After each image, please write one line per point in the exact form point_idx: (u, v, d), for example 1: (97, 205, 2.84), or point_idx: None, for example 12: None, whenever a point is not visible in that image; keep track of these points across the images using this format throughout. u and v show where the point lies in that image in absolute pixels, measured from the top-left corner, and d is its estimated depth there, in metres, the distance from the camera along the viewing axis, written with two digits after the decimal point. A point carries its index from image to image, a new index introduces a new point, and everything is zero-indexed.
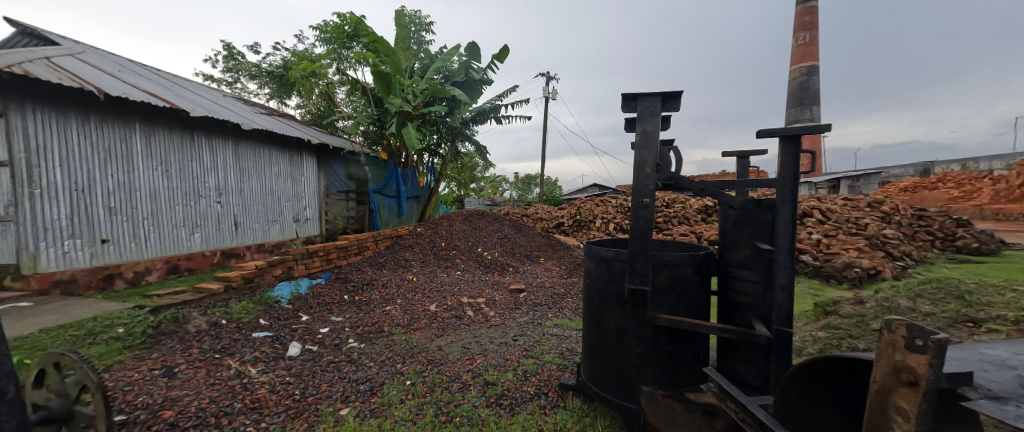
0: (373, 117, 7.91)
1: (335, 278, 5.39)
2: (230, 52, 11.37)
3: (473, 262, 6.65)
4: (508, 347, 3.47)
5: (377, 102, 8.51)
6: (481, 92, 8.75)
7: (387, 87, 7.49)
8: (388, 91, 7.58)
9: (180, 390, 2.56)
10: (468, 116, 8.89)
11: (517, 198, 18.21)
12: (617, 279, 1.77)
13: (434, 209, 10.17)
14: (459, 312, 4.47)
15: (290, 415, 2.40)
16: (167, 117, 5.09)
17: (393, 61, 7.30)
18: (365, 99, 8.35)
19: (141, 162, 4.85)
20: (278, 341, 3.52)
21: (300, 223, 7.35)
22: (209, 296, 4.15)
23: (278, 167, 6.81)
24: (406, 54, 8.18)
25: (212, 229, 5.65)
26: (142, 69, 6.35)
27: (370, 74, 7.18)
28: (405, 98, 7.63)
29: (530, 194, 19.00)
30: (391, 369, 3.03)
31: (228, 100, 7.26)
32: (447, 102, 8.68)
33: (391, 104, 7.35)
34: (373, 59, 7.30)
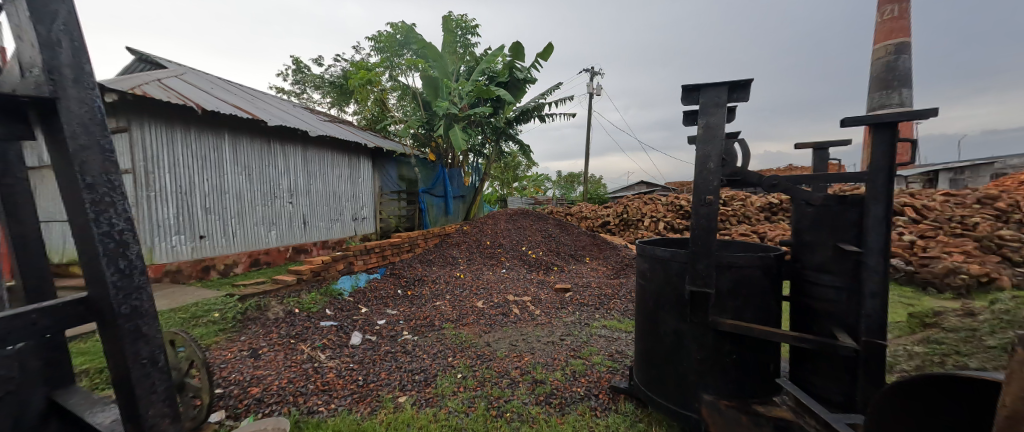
0: (422, 121, 8.29)
1: (390, 274, 5.74)
2: (297, 66, 12.47)
3: (517, 261, 6.71)
4: (555, 346, 3.46)
5: (426, 106, 8.91)
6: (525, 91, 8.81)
7: (435, 91, 7.81)
8: (436, 95, 7.89)
9: (264, 370, 2.89)
10: (512, 116, 9.02)
11: (561, 197, 17.92)
12: (675, 282, 1.69)
13: (479, 208, 10.44)
14: (505, 309, 4.54)
15: (355, 399, 2.60)
16: (248, 127, 5.74)
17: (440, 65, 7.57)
18: (415, 103, 8.76)
19: (229, 167, 5.52)
20: (341, 330, 3.82)
21: (358, 222, 7.91)
22: (283, 287, 4.61)
23: (339, 170, 7.38)
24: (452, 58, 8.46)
25: (286, 227, 6.29)
26: (228, 85, 7.20)
27: (420, 80, 7.50)
28: (451, 100, 7.91)
29: (575, 193, 18.68)
30: (442, 361, 3.16)
31: (297, 110, 8.01)
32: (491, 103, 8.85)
33: (439, 107, 7.67)
34: (422, 65, 7.64)
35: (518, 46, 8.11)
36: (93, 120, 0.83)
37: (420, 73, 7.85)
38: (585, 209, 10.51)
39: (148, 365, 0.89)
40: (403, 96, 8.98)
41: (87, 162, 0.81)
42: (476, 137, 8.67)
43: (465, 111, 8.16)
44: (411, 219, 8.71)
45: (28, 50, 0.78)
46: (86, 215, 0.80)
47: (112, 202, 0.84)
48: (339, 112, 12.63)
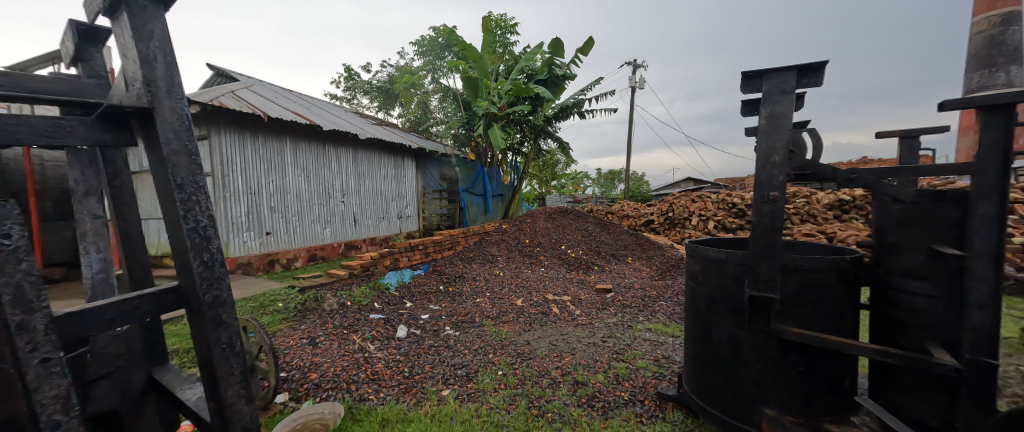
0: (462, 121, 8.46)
1: (433, 270, 5.92)
2: (348, 73, 13.24)
3: (556, 260, 6.64)
4: (596, 347, 3.37)
5: (466, 106, 9.08)
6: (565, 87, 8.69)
7: (474, 91, 7.94)
8: (475, 95, 8.02)
9: (321, 357, 3.11)
10: (551, 114, 8.94)
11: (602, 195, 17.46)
12: (731, 285, 1.57)
13: (518, 206, 10.47)
14: (545, 308, 4.50)
15: (402, 389, 2.72)
16: (305, 131, 6.18)
17: (480, 66, 7.67)
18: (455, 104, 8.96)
19: (290, 170, 6.00)
20: (388, 323, 4.01)
21: (403, 220, 8.26)
22: (337, 280, 4.94)
23: (386, 170, 7.74)
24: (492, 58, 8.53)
25: (339, 224, 6.73)
26: (289, 94, 7.81)
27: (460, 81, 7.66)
28: (490, 100, 8.01)
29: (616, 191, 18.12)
30: (483, 358, 3.21)
31: (348, 115, 8.51)
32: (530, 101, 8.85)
33: (478, 107, 7.79)
34: (462, 67, 7.79)
35: (557, 42, 8.01)
36: (183, 127, 0.93)
37: (461, 74, 8.00)
38: (627, 207, 10.11)
39: (228, 349, 0.98)
40: (445, 98, 9.22)
41: (176, 165, 0.90)
42: (515, 135, 8.70)
43: (504, 110, 8.22)
44: (452, 217, 8.95)
45: (131, 67, 0.88)
46: (178, 212, 0.90)
47: (196, 201, 0.93)
48: (386, 115, 13.25)
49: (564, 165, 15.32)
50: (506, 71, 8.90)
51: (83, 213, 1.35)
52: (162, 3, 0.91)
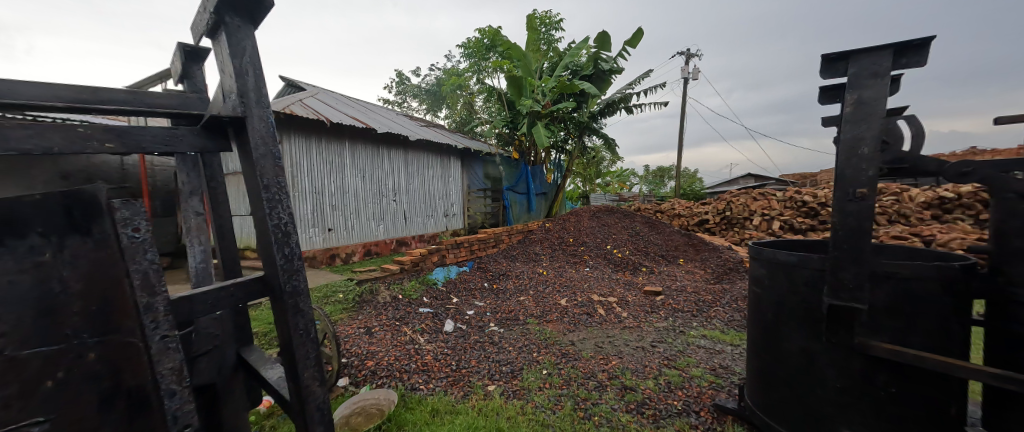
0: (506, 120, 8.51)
1: (477, 267, 6.05)
2: (400, 78, 13.91)
3: (601, 260, 6.46)
4: (644, 352, 3.23)
5: (511, 105, 9.14)
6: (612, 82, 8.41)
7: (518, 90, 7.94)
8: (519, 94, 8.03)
9: (377, 346, 3.31)
10: (596, 110, 8.73)
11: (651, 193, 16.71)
12: (805, 293, 1.42)
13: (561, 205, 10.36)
14: (590, 309, 4.41)
15: (450, 381, 2.81)
16: (361, 134, 6.59)
17: (524, 64, 7.66)
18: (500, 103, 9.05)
19: (348, 171, 6.44)
20: (436, 317, 4.17)
21: (450, 218, 8.51)
22: (389, 275, 5.21)
23: (434, 170, 8.04)
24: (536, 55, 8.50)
25: (391, 222, 7.12)
26: (348, 100, 8.39)
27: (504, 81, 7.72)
28: (534, 98, 8.02)
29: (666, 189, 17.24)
30: (528, 356, 3.22)
31: (400, 118, 8.95)
32: (574, 98, 8.72)
33: (522, 106, 7.81)
34: (506, 66, 7.84)
35: (604, 36, 7.77)
36: (268, 133, 1.02)
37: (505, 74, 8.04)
38: (678, 205, 9.54)
39: (304, 335, 1.06)
40: (489, 98, 9.36)
41: (263, 168, 1.00)
42: (559, 133, 8.61)
43: (548, 107, 8.17)
44: (496, 215, 9.19)
45: (228, 81, 0.99)
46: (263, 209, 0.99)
47: (278, 201, 1.02)
48: (434, 117, 13.75)
49: (610, 162, 14.87)
50: (551, 68, 8.81)
51: (188, 209, 1.55)
52: (251, 22, 1.01)
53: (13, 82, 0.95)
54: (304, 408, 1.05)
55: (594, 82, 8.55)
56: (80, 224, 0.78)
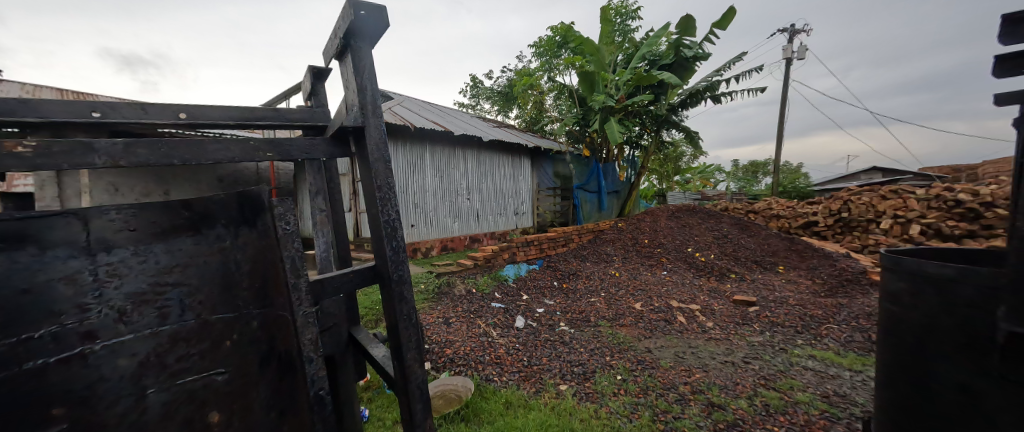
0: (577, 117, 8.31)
1: (547, 266, 6.06)
2: (473, 82, 14.51)
3: (680, 263, 5.97)
4: (734, 368, 2.90)
5: (582, 101, 8.93)
6: (695, 70, 7.74)
7: (590, 85, 7.65)
8: (591, 90, 7.73)
9: (454, 336, 3.52)
10: (676, 102, 8.14)
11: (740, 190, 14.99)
12: (968, 316, 1.14)
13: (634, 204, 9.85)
14: (668, 315, 4.11)
15: (522, 376, 2.87)
16: (440, 137, 6.98)
17: (597, 59, 7.41)
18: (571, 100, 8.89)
19: (428, 171, 6.86)
20: (507, 312, 4.28)
21: (519, 216, 8.64)
22: (464, 269, 5.48)
23: (505, 169, 8.23)
24: (609, 48, 8.14)
25: (464, 219, 7.45)
26: (428, 106, 9.00)
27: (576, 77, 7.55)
28: (607, 93, 7.74)
29: (759, 186, 15.31)
30: (600, 359, 3.13)
31: (474, 120, 9.34)
32: (651, 90, 8.22)
33: (594, 102, 7.57)
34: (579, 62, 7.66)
35: (688, 20, 7.15)
36: (382, 143, 1.10)
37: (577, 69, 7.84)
38: (775, 204, 8.32)
39: (409, 320, 1.16)
40: (560, 95, 9.26)
41: (377, 171, 1.09)
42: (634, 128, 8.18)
43: (622, 101, 7.80)
44: (565, 214, 9.17)
45: (350, 95, 1.08)
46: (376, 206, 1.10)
47: (389, 199, 1.11)
48: (505, 118, 14.04)
49: (691, 157, 13.66)
50: (626, 60, 8.41)
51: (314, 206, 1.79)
52: (372, 42, 1.08)
53: (200, 106, 1.15)
54: (407, 385, 1.14)
55: (675, 71, 7.93)
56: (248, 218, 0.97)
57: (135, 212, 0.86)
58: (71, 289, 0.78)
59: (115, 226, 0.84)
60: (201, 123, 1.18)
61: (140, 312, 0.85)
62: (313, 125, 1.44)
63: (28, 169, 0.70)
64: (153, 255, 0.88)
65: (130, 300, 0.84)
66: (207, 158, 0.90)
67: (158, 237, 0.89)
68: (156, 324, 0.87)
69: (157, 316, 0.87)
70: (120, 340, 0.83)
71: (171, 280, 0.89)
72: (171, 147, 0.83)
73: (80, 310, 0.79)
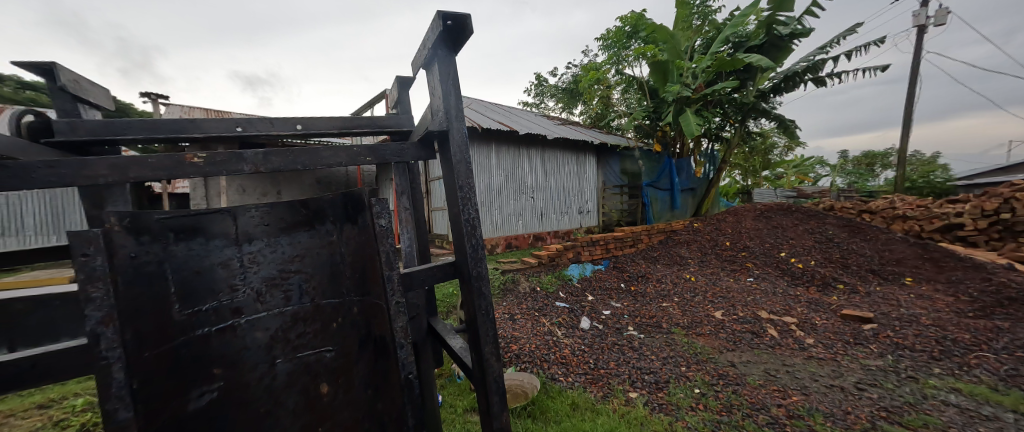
0: (649, 110, 7.82)
1: (614, 267, 5.83)
2: (538, 81, 14.44)
3: (770, 270, 5.30)
4: (844, 395, 2.48)
5: (653, 93, 8.36)
6: (791, 50, 6.78)
7: (663, 76, 7.15)
8: (664, 80, 7.22)
9: (519, 332, 3.58)
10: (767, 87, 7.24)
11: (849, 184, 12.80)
12: None
13: (713, 202, 8.97)
14: (756, 328, 3.66)
15: (588, 379, 2.81)
16: (505, 136, 7.06)
17: (671, 46, 6.88)
18: (641, 93, 8.41)
19: (494, 171, 6.99)
20: (572, 313, 4.22)
21: (584, 215, 8.43)
22: (529, 267, 5.52)
23: (569, 168, 8.09)
24: (686, 34, 7.34)
25: (528, 218, 7.47)
26: (494, 107, 9.22)
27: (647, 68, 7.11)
28: (683, 82, 7.14)
29: (875, 180, 12.90)
30: (674, 369, 2.92)
31: (539, 119, 9.33)
32: (735, 75, 7.41)
33: (668, 93, 6.99)
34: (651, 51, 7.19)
35: None
36: (462, 145, 1.15)
37: (648, 60, 7.33)
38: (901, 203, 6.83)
39: (486, 315, 1.19)
40: (628, 88, 8.81)
41: (458, 173, 1.14)
42: (715, 119, 7.44)
43: (700, 90, 7.14)
44: (634, 213, 8.55)
45: (435, 101, 1.15)
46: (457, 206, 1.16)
47: (469, 199, 1.16)
48: (570, 115, 13.79)
49: (784, 149, 12.01)
50: (705, 46, 7.69)
51: None
52: (455, 49, 1.12)
53: (313, 119, 1.34)
54: (484, 377, 1.18)
55: (766, 52, 7.02)
56: (351, 215, 1.10)
57: (268, 209, 1.01)
58: (225, 272, 0.98)
59: (254, 221, 1.01)
60: (312, 132, 1.37)
61: (271, 294, 1.03)
62: (399, 130, 1.57)
63: (199, 175, 0.88)
64: (281, 246, 1.03)
65: (264, 283, 1.01)
66: (322, 163, 1.00)
67: (284, 231, 1.04)
68: (282, 304, 1.04)
69: (283, 298, 1.03)
70: (256, 317, 1.01)
71: (293, 268, 1.05)
72: (297, 155, 0.96)
73: (231, 290, 0.98)
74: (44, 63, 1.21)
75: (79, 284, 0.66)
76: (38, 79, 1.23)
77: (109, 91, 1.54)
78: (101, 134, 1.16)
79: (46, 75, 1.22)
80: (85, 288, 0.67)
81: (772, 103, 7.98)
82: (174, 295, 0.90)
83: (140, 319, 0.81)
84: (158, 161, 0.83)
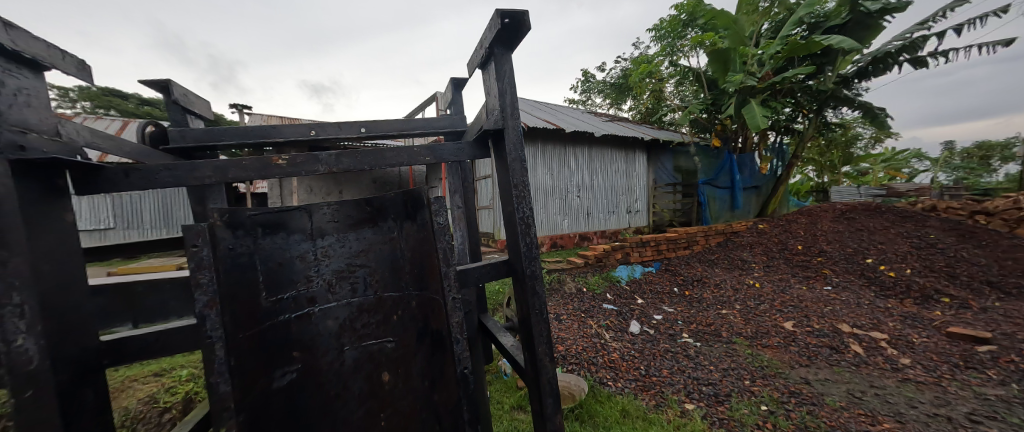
0: (707, 103, 7.30)
1: (666, 269, 5.52)
2: (584, 77, 14.09)
3: (852, 277, 4.69)
4: (953, 427, 2.12)
5: (712, 84, 7.79)
6: (881, 28, 5.95)
7: (724, 65, 6.63)
8: (724, 70, 6.70)
9: (565, 333, 3.53)
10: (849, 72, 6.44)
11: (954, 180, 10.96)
12: None
13: (782, 201, 8.16)
14: (835, 342, 3.26)
15: (639, 386, 2.69)
16: (552, 134, 6.96)
17: (734, 32, 6.34)
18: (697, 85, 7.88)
19: (540, 169, 6.90)
20: (620, 316, 4.07)
21: (633, 214, 8.10)
22: (576, 267, 5.34)
23: (617, 165, 7.81)
24: (751, 18, 6.73)
25: (574, 217, 7.28)
26: (540, 105, 9.16)
27: (706, 57, 6.62)
28: (746, 71, 6.55)
29: (990, 175, 10.92)
30: (736, 382, 2.70)
31: (586, 116, 9.12)
32: (810, 60, 6.66)
33: (729, 83, 6.44)
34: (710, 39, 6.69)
35: None
36: (517, 144, 1.15)
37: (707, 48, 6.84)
38: None
39: (539, 315, 1.18)
40: (683, 80, 8.28)
41: (514, 170, 1.14)
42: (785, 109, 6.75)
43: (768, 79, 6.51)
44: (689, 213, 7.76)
45: (492, 100, 1.16)
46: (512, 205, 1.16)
47: (524, 197, 1.16)
48: (618, 110, 13.33)
49: (870, 141, 10.59)
50: (773, 30, 7.01)
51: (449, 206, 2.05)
52: (510, 47, 1.12)
53: (374, 121, 1.43)
54: (538, 378, 1.18)
55: (849, 32, 6.24)
56: (410, 213, 1.16)
57: (338, 206, 1.09)
58: (303, 264, 1.07)
59: (325, 218, 1.09)
60: (374, 134, 1.46)
61: (341, 286, 1.11)
62: (453, 131, 1.62)
63: (281, 176, 0.97)
64: (349, 241, 1.11)
65: (335, 275, 1.10)
66: (385, 163, 1.06)
67: (351, 227, 1.12)
68: (350, 296, 1.12)
69: (350, 290, 1.11)
70: (328, 306, 1.10)
71: (359, 262, 1.13)
72: (364, 156, 1.03)
73: (307, 280, 1.08)
74: (161, 79, 1.41)
75: (190, 270, 0.76)
76: (156, 94, 1.43)
77: (208, 102, 1.75)
78: (202, 140, 1.33)
79: (162, 90, 1.42)
80: (195, 274, 0.77)
81: (855, 89, 7.07)
82: (262, 283, 1.00)
83: (236, 305, 0.92)
84: (251, 163, 0.94)
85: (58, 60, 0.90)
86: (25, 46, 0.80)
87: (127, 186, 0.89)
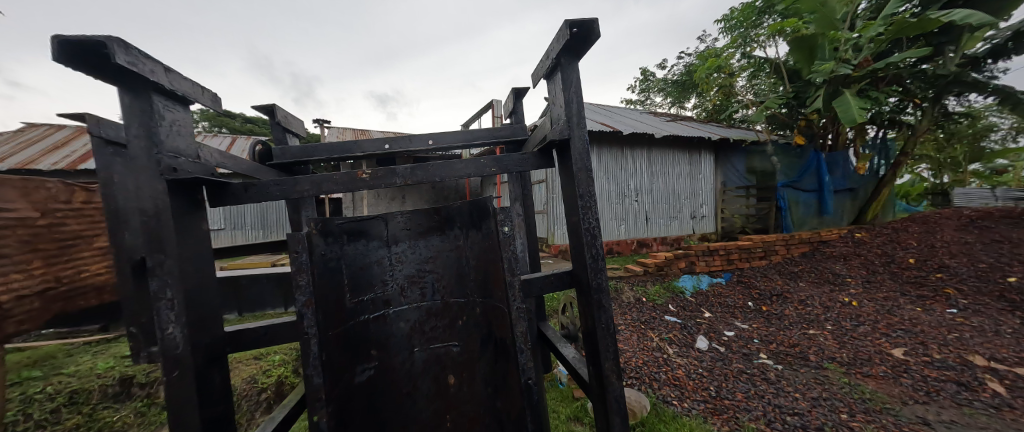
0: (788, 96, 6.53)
1: (739, 281, 5.02)
2: (644, 76, 13.44)
3: (986, 299, 3.84)
4: None
5: (794, 76, 6.99)
6: None
7: (809, 54, 5.91)
8: (809, 59, 5.97)
9: (623, 345, 3.38)
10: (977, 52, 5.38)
11: None
12: None
13: (887, 206, 7.04)
14: (964, 378, 2.70)
15: (709, 409, 2.47)
16: (609, 137, 6.70)
17: (822, 16, 5.62)
18: (775, 77, 7.10)
19: (596, 173, 6.68)
20: (686, 330, 3.79)
21: (699, 220, 7.51)
22: (633, 276, 5.10)
23: (679, 168, 7.32)
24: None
25: (631, 222, 6.95)
26: (597, 109, 8.94)
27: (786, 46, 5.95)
28: (838, 58, 5.76)
29: None
30: (829, 415, 2.35)
31: (646, 117, 8.70)
32: (923, 40, 5.67)
33: (815, 73, 5.74)
34: (791, 26, 6.01)
35: None
36: (582, 152, 1.12)
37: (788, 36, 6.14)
38: None
39: (605, 330, 1.14)
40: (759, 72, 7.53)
41: (580, 179, 1.13)
42: (889, 99, 5.83)
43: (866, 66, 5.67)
44: (764, 219, 6.85)
45: (558, 109, 1.15)
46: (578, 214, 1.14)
47: (590, 207, 1.14)
48: (681, 109, 12.50)
49: (1010, 133, 8.66)
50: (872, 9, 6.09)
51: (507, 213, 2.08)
52: (578, 55, 1.11)
53: (441, 133, 1.51)
54: (605, 394, 1.13)
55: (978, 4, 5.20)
56: (476, 222, 1.19)
57: (410, 215, 1.17)
58: (381, 269, 1.16)
59: (400, 226, 1.17)
60: (441, 145, 1.54)
61: (412, 290, 1.19)
62: (514, 139, 1.64)
63: (364, 188, 1.07)
64: (419, 248, 1.19)
65: (407, 280, 1.18)
66: (453, 175, 1.10)
67: (421, 235, 1.19)
68: (420, 299, 1.19)
69: (420, 294, 1.19)
70: (401, 309, 1.18)
71: (428, 268, 1.20)
72: (436, 168, 1.09)
73: (383, 283, 1.17)
74: (267, 104, 1.63)
75: (292, 273, 0.87)
76: (264, 116, 1.67)
77: (302, 121, 1.99)
78: (299, 157, 1.52)
79: (268, 113, 1.64)
80: (295, 277, 0.87)
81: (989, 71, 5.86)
82: (346, 286, 1.10)
83: (326, 304, 1.02)
84: (340, 177, 1.04)
85: (201, 96, 1.09)
86: (179, 86, 0.98)
87: (246, 199, 1.03)
